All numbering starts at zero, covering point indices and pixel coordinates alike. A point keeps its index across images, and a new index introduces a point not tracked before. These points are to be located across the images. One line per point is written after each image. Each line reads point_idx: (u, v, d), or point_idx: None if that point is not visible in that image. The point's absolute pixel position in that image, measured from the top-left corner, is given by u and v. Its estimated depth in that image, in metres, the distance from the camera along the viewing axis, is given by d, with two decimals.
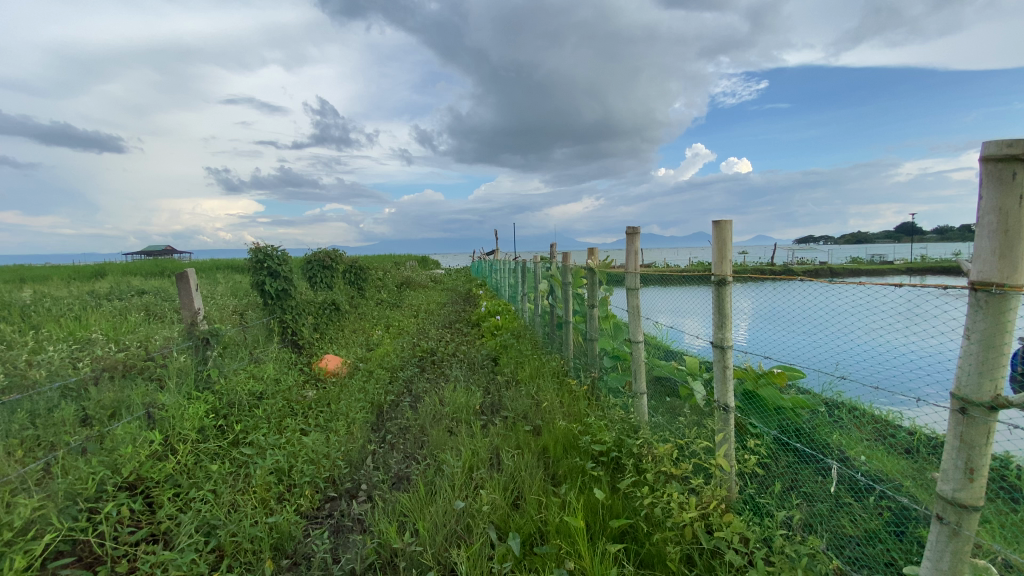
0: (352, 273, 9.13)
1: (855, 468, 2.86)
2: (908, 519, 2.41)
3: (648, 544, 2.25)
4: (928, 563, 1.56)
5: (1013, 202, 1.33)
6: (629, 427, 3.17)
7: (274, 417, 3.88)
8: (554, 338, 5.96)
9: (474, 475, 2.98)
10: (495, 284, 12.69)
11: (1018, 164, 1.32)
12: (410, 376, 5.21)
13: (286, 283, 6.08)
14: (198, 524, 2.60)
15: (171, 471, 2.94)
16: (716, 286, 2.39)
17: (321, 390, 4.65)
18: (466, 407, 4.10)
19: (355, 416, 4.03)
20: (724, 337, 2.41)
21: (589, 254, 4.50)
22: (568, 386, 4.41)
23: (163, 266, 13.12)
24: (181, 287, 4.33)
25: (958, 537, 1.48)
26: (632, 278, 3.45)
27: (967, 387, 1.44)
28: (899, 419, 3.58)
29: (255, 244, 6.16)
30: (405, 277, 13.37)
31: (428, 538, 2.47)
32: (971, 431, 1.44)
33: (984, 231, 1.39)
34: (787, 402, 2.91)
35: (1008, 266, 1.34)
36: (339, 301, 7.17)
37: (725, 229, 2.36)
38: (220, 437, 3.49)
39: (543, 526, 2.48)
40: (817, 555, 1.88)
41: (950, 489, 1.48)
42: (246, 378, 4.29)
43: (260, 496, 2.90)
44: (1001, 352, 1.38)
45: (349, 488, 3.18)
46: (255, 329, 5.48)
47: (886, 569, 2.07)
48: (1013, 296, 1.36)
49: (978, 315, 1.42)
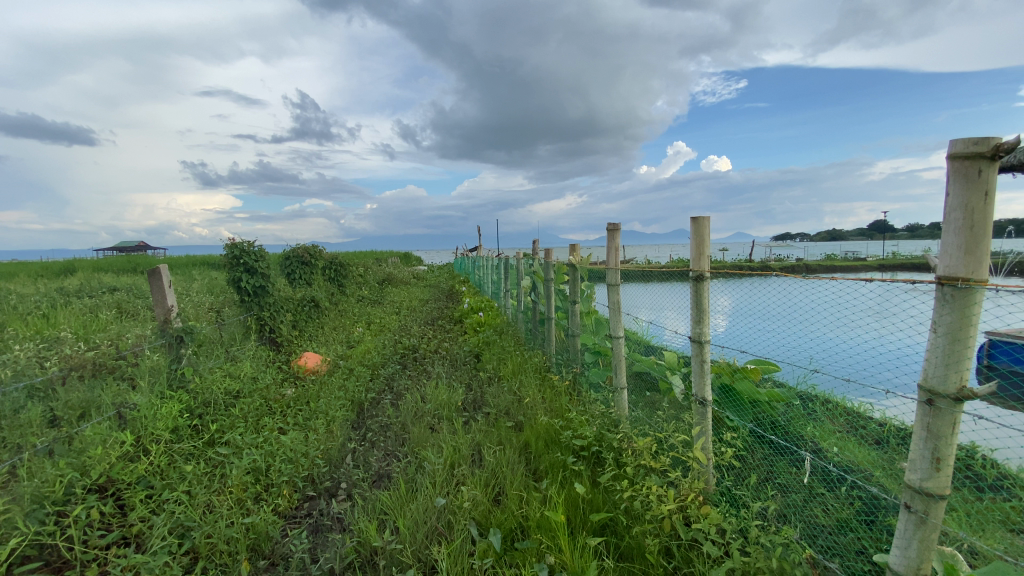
0: (332, 269, 8.98)
1: (828, 459, 2.92)
2: (878, 509, 2.49)
3: (628, 537, 2.27)
4: (897, 551, 1.60)
5: (978, 199, 1.37)
6: (609, 422, 3.19)
7: (251, 416, 3.80)
8: (536, 333, 5.98)
9: (455, 472, 2.96)
10: (481, 279, 11.92)
11: (983, 162, 1.36)
12: (391, 373, 5.17)
13: (264, 279, 5.95)
14: (172, 526, 2.54)
15: (143, 472, 2.86)
16: (693, 281, 2.39)
17: (300, 388, 4.58)
18: (448, 404, 4.08)
19: (334, 414, 3.97)
20: (701, 331, 2.41)
21: (570, 250, 4.50)
22: (549, 381, 4.43)
23: (135, 262, 12.85)
24: (154, 285, 4.18)
25: (925, 526, 1.52)
26: (614, 273, 3.44)
27: (934, 378, 1.48)
28: (870, 411, 3.68)
29: (231, 239, 5.99)
30: (388, 274, 13.19)
31: (409, 537, 2.46)
32: (938, 421, 1.48)
33: (951, 227, 1.42)
34: (762, 396, 2.97)
35: (973, 262, 1.38)
36: (318, 298, 7.05)
37: (703, 224, 2.38)
38: (195, 437, 3.41)
39: (524, 522, 2.49)
40: (791, 544, 1.93)
41: (918, 479, 1.52)
42: (222, 377, 4.18)
43: (235, 497, 2.85)
44: (966, 344, 1.42)
45: (329, 487, 3.14)
46: (231, 326, 5.35)
47: (857, 558, 2.12)
48: (978, 290, 1.40)
49: (944, 309, 1.46)
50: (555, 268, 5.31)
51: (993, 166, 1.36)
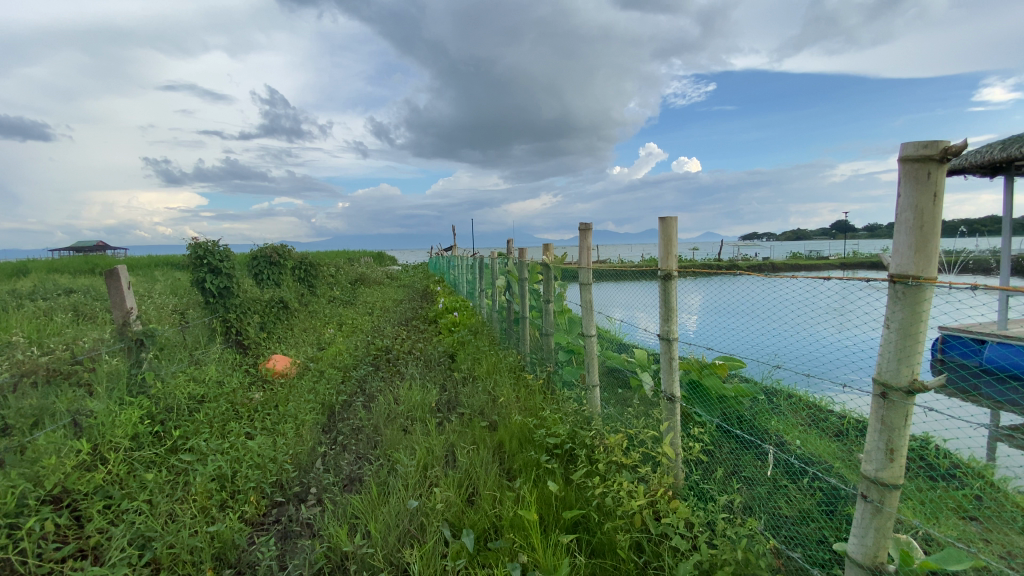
0: (302, 269, 8.79)
1: (790, 452, 3.01)
2: (838, 499, 2.59)
3: (600, 533, 2.29)
4: (855, 539, 1.66)
5: (927, 200, 1.43)
6: (582, 419, 3.22)
7: (216, 421, 3.68)
8: (511, 332, 5.98)
9: (428, 474, 2.94)
10: (456, 279, 11.88)
11: (932, 164, 1.42)
12: (364, 375, 5.09)
13: (229, 280, 5.77)
14: (132, 537, 2.44)
15: (100, 482, 2.74)
16: (662, 280, 2.43)
17: (268, 391, 4.46)
18: (422, 405, 4.04)
19: (304, 418, 3.88)
20: (670, 328, 2.45)
21: (544, 250, 4.52)
22: (524, 380, 4.45)
23: (93, 262, 12.36)
24: (111, 286, 4.00)
25: (880, 514, 1.58)
26: (586, 272, 3.46)
27: (887, 372, 1.54)
28: (831, 404, 3.82)
29: (194, 239, 5.79)
30: (360, 274, 12.98)
31: (381, 541, 2.42)
32: (892, 414, 1.54)
33: (903, 227, 1.48)
34: (728, 391, 3.05)
35: (922, 260, 1.44)
36: (287, 299, 6.90)
37: (671, 224, 2.43)
38: (157, 444, 3.28)
39: (498, 521, 2.49)
40: (756, 536, 1.99)
41: (873, 469, 1.58)
42: (186, 382, 4.03)
43: (199, 506, 2.76)
44: (917, 339, 1.48)
45: (298, 493, 3.08)
46: (194, 329, 5.18)
47: (818, 546, 2.20)
48: (927, 287, 1.46)
49: (897, 306, 1.52)
50: (529, 267, 5.32)
51: (941, 168, 1.42)
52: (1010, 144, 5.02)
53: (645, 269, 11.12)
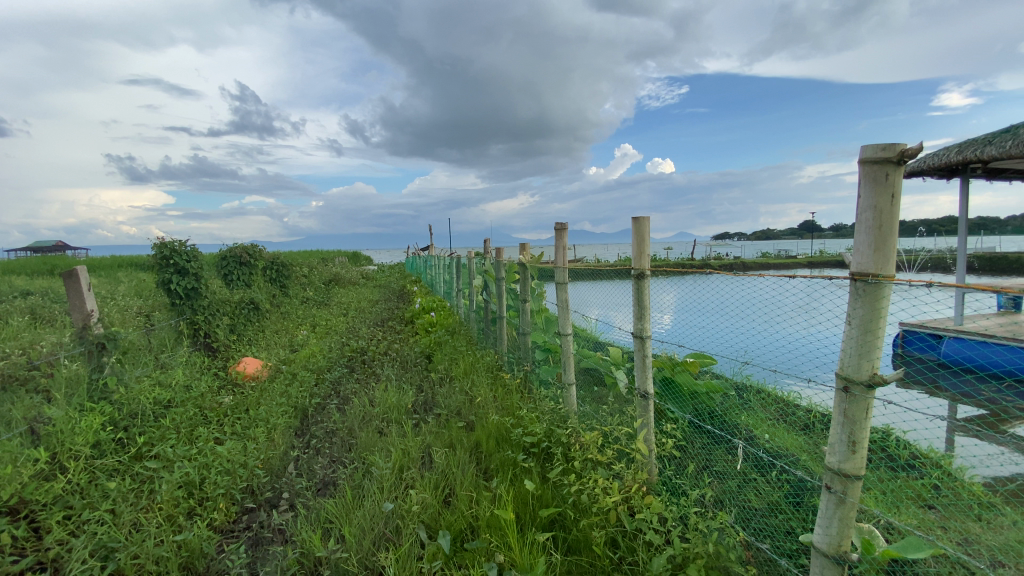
0: (273, 270, 8.60)
1: (759, 446, 3.09)
2: (804, 490, 2.68)
3: (576, 531, 2.31)
4: (820, 529, 1.71)
5: (885, 201, 1.49)
6: (558, 418, 3.23)
7: (183, 427, 3.57)
8: (488, 332, 5.97)
9: (404, 476, 2.91)
10: (432, 279, 11.81)
11: (889, 167, 1.48)
12: (338, 377, 5.01)
13: (196, 281, 5.59)
14: (94, 548, 2.35)
15: (60, 492, 2.62)
16: (636, 279, 2.46)
17: (238, 395, 4.35)
18: (397, 407, 4.00)
19: (276, 421, 3.80)
20: (643, 327, 2.48)
21: (520, 250, 4.52)
22: (501, 379, 4.45)
23: (50, 262, 11.87)
24: (69, 287, 3.83)
25: (844, 505, 1.64)
26: (562, 272, 3.48)
27: (849, 367, 1.59)
28: (798, 399, 3.94)
29: (160, 238, 5.60)
30: (334, 274, 12.76)
31: (355, 544, 2.39)
32: (853, 407, 1.59)
33: (863, 227, 1.53)
34: (700, 387, 3.12)
35: (881, 259, 1.50)
36: (258, 300, 6.74)
37: (643, 224, 2.46)
38: (120, 451, 3.16)
39: (474, 522, 2.48)
40: (726, 528, 2.03)
41: (837, 461, 1.63)
42: (151, 387, 3.90)
43: (165, 514, 2.67)
44: (876, 334, 1.53)
45: (270, 498, 3.01)
46: (160, 331, 5.00)
47: (786, 537, 2.28)
48: (886, 285, 1.51)
49: (858, 302, 1.57)
50: (506, 267, 5.31)
51: (898, 170, 1.48)
52: (965, 147, 5.26)
53: (621, 267, 11.23)
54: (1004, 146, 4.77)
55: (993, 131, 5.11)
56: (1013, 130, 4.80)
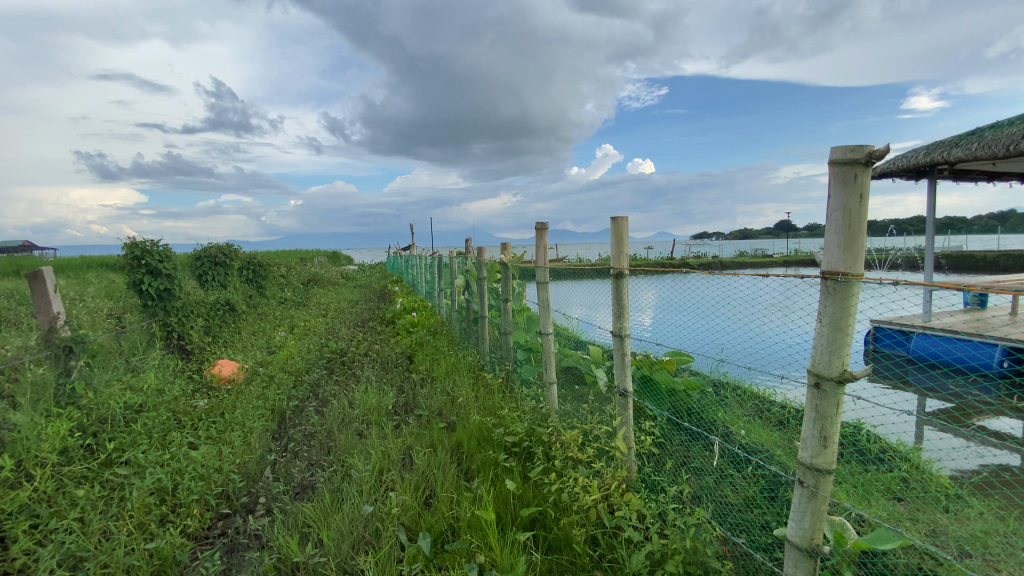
0: (249, 270, 8.43)
1: (736, 442, 3.15)
2: (779, 485, 2.74)
3: (556, 529, 2.31)
4: (793, 524, 1.74)
5: (854, 201, 1.53)
6: (539, 417, 3.24)
7: (156, 431, 3.47)
8: (470, 332, 5.94)
9: (384, 478, 2.88)
10: (413, 279, 11.73)
11: (857, 168, 1.51)
12: (316, 379, 4.93)
13: (169, 282, 5.45)
14: (62, 558, 2.27)
15: (25, 500, 2.53)
16: (615, 278, 2.47)
17: (213, 398, 4.25)
18: (378, 408, 3.96)
19: (252, 425, 3.72)
20: (622, 325, 2.50)
21: (501, 249, 4.50)
22: (482, 379, 4.43)
23: (14, 262, 11.45)
24: (35, 289, 3.70)
25: (816, 498, 1.67)
26: (542, 271, 3.49)
27: (820, 364, 1.63)
28: (773, 395, 4.02)
29: (130, 238, 5.44)
30: (312, 275, 12.57)
31: (333, 548, 2.36)
32: (825, 403, 1.63)
33: (833, 227, 1.57)
34: (678, 385, 3.16)
35: (850, 258, 1.53)
36: (234, 301, 6.60)
37: (622, 224, 2.48)
38: (89, 458, 3.06)
39: (455, 523, 2.47)
40: (703, 524, 2.06)
41: (809, 456, 1.67)
42: (122, 391, 3.78)
43: (136, 522, 2.59)
44: (845, 332, 1.57)
45: (246, 503, 2.95)
46: (131, 334, 4.85)
47: (761, 531, 2.32)
48: (855, 283, 1.55)
49: (828, 301, 1.60)
50: (487, 266, 5.30)
51: (866, 171, 1.51)
52: (932, 150, 5.44)
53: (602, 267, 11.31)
54: (968, 148, 4.96)
55: (959, 134, 5.31)
56: (978, 132, 5.00)
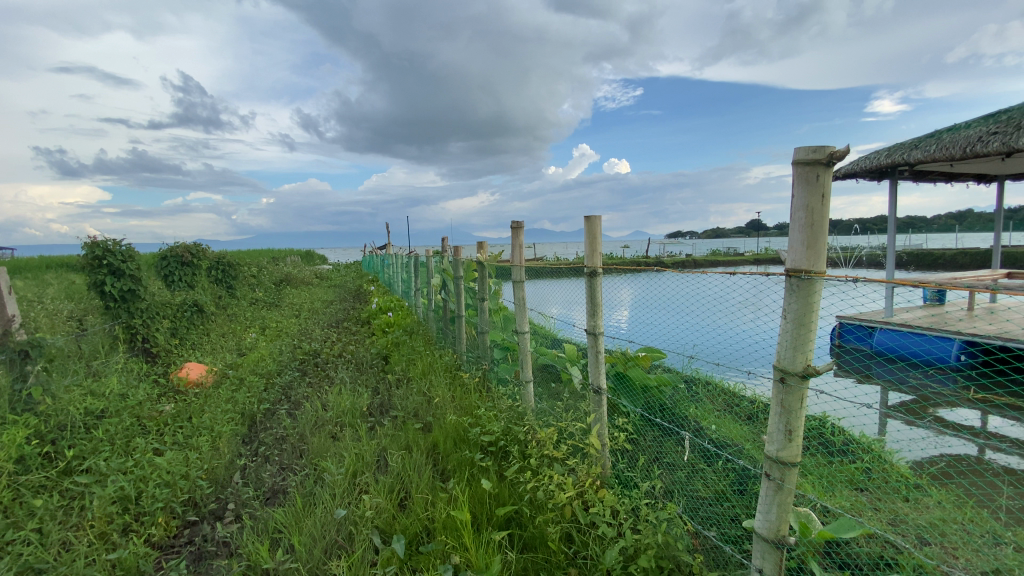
0: (218, 270, 8.20)
1: (707, 437, 3.22)
2: (748, 478, 2.81)
3: (531, 527, 2.32)
4: (760, 516, 1.78)
5: (816, 201, 1.57)
6: (515, 415, 3.24)
7: (119, 438, 3.34)
8: (447, 332, 5.91)
9: (357, 481, 2.84)
10: (390, 279, 11.61)
11: (819, 168, 1.55)
12: (289, 382, 4.83)
13: (133, 282, 5.26)
14: (17, 572, 2.17)
15: None
16: (588, 277, 2.48)
17: (180, 403, 4.11)
18: (352, 410, 3.91)
19: (221, 429, 3.62)
20: (596, 324, 2.52)
21: (478, 248, 4.48)
22: (459, 379, 4.41)
23: None
24: None
25: (782, 491, 1.71)
26: (518, 270, 3.48)
27: (785, 359, 1.67)
28: (743, 390, 4.12)
29: (91, 237, 5.24)
30: (286, 274, 12.31)
31: (305, 554, 2.31)
32: (790, 397, 1.67)
33: (796, 226, 1.61)
34: (651, 380, 3.21)
35: (813, 256, 1.57)
36: (203, 302, 6.41)
37: (595, 223, 2.50)
38: (47, 466, 2.93)
39: (430, 524, 2.45)
40: (674, 518, 2.10)
41: (775, 450, 1.71)
42: (83, 397, 3.63)
43: (98, 532, 2.50)
44: (809, 328, 1.61)
45: (214, 510, 2.87)
46: (92, 337, 4.67)
47: (731, 523, 2.38)
48: (817, 281, 1.60)
49: (793, 298, 1.64)
50: (464, 265, 5.27)
51: (826, 171, 1.56)
52: (894, 151, 5.67)
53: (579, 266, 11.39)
54: (928, 150, 5.18)
55: (918, 136, 5.54)
56: (936, 135, 5.24)
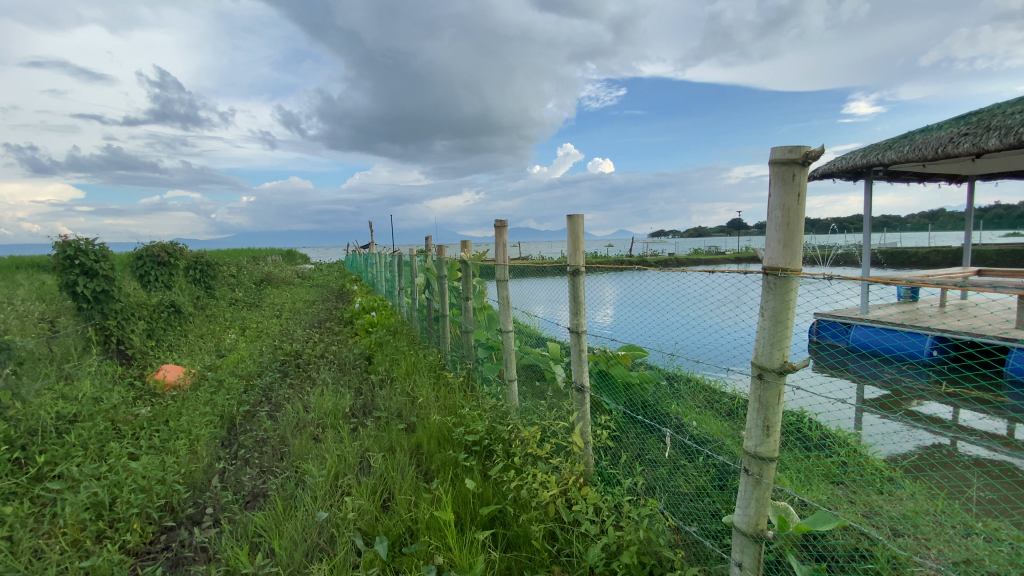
0: (196, 270, 8.03)
1: (688, 434, 3.26)
2: (728, 474, 2.85)
3: (515, 527, 2.32)
4: (739, 511, 1.81)
5: (792, 200, 1.60)
6: (499, 414, 3.24)
7: (93, 442, 3.25)
8: (431, 331, 5.88)
9: (339, 483, 2.81)
10: (374, 279, 11.51)
11: (795, 168, 1.58)
12: (269, 383, 4.75)
13: (107, 283, 5.12)
14: None
15: None
16: (571, 276, 2.49)
17: (156, 406, 4.02)
18: (334, 411, 3.87)
19: (199, 433, 3.54)
20: (579, 322, 2.53)
21: (462, 247, 4.46)
22: (443, 378, 4.39)
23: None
24: None
25: (759, 486, 1.74)
26: (502, 269, 3.48)
27: (762, 356, 1.69)
28: (724, 387, 4.17)
29: (62, 236, 5.09)
30: (267, 274, 12.11)
31: (286, 557, 2.28)
32: (767, 393, 1.70)
33: (773, 224, 1.63)
34: (634, 378, 3.24)
35: (789, 254, 1.60)
36: (181, 303, 6.27)
37: (578, 221, 2.51)
38: (15, 473, 2.84)
39: (413, 525, 2.44)
40: (656, 514, 2.12)
41: (754, 445, 1.73)
42: (54, 401, 3.53)
43: (70, 539, 2.43)
44: (785, 325, 1.64)
45: (192, 515, 2.80)
46: (64, 339, 4.54)
47: (712, 519, 2.42)
48: (794, 278, 1.63)
49: (770, 295, 1.67)
50: (448, 264, 5.24)
51: (802, 171, 1.59)
52: (869, 152, 5.80)
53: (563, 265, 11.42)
54: (901, 150, 5.31)
55: (893, 137, 5.68)
56: (909, 136, 5.37)
